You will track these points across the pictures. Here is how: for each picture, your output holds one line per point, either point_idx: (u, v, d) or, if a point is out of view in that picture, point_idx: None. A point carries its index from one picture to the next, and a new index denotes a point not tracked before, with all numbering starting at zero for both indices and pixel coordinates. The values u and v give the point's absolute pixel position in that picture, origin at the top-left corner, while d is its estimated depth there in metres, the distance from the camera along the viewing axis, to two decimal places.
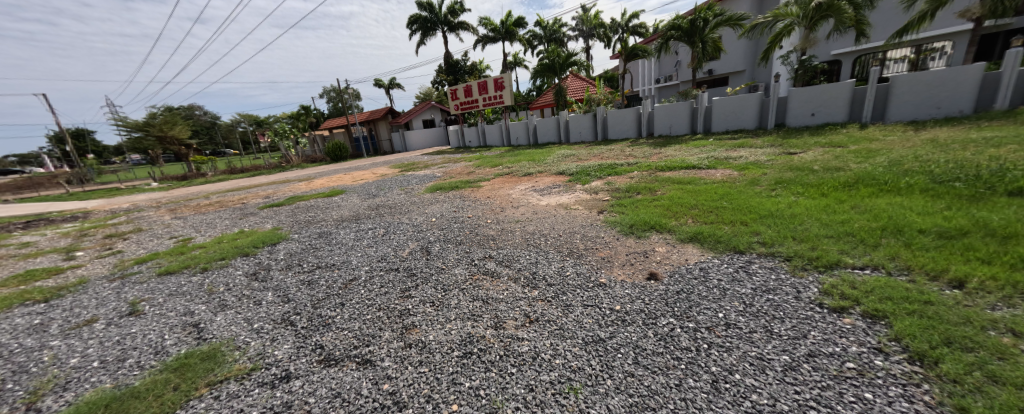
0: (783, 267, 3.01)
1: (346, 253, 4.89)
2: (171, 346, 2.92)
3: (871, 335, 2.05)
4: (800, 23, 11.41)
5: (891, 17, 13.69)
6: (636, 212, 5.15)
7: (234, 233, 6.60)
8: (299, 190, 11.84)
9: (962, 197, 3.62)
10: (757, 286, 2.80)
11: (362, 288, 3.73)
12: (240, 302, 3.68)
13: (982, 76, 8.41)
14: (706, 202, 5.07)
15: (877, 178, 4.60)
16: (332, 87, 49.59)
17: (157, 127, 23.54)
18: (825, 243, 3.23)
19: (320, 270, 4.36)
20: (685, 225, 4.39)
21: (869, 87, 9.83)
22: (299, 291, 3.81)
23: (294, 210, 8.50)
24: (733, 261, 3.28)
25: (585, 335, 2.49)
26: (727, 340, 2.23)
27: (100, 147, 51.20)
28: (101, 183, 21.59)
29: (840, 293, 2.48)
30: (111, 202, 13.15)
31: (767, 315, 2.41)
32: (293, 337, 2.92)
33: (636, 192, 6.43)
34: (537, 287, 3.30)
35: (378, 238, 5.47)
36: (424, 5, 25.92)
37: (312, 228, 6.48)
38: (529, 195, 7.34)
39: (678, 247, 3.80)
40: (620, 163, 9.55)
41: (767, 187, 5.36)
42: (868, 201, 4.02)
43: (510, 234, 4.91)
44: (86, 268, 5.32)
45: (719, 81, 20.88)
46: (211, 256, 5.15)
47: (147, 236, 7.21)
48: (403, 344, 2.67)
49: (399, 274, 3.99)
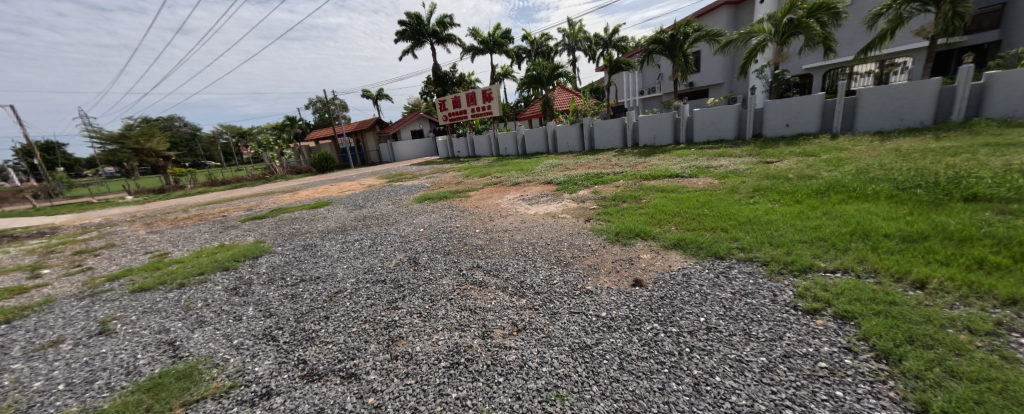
0: (761, 272, 3.11)
1: (331, 265, 4.82)
2: (144, 365, 2.82)
3: (841, 335, 2.14)
4: (773, 39, 11.88)
5: (856, 35, 14.50)
6: (621, 220, 5.26)
7: (213, 247, 6.42)
8: (284, 202, 11.61)
9: (924, 203, 3.83)
10: (737, 290, 2.89)
11: (347, 301, 3.68)
12: (218, 318, 3.57)
13: (939, 90, 8.96)
14: (689, 209, 5.23)
15: (847, 185, 4.82)
16: (317, 98, 49.05)
17: (134, 138, 22.88)
18: (799, 248, 3.36)
19: (304, 284, 4.27)
20: (669, 232, 4.51)
21: (838, 99, 10.35)
22: (282, 305, 3.72)
23: (278, 222, 8.35)
24: (714, 267, 3.39)
25: (572, 342, 2.52)
26: (709, 343, 2.29)
27: (71, 160, 49.16)
28: (71, 198, 20.75)
29: (813, 296, 2.58)
30: (81, 217, 12.64)
31: (746, 318, 2.49)
32: (275, 353, 2.85)
33: (622, 200, 6.58)
34: (525, 296, 3.33)
35: (365, 249, 5.41)
36: (412, 18, 26.15)
37: (297, 241, 6.36)
38: (517, 204, 7.40)
39: (662, 254, 3.90)
40: (606, 172, 9.70)
41: (746, 194, 5.57)
42: (839, 207, 4.21)
43: (498, 244, 4.93)
44: (53, 287, 5.08)
45: (699, 94, 21.62)
46: (188, 271, 4.99)
47: (120, 251, 6.95)
48: (389, 356, 2.64)
49: (386, 286, 3.96)
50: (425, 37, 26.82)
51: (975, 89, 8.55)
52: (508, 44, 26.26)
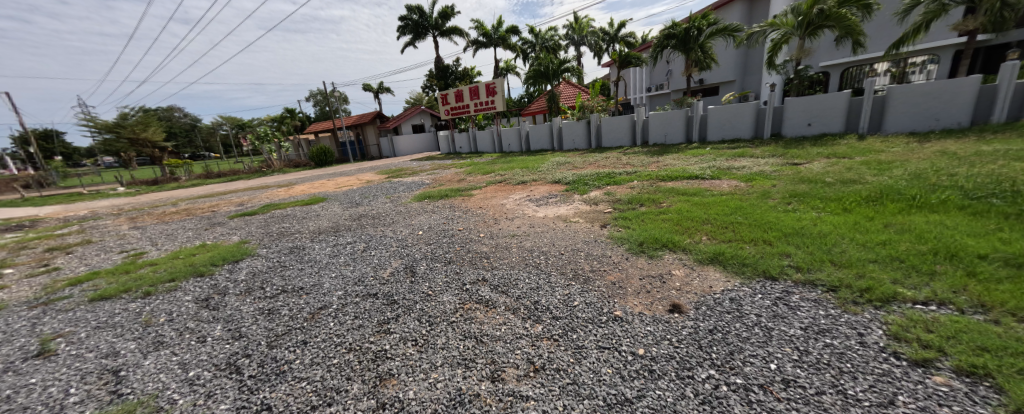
0: (831, 301, 2.56)
1: (317, 274, 4.27)
2: (73, 406, 2.28)
3: (981, 405, 1.58)
4: (796, 33, 11.26)
5: (887, 28, 13.77)
6: (643, 227, 4.71)
7: (194, 247, 5.89)
8: (277, 197, 11.09)
9: (1009, 216, 3.25)
10: (807, 325, 2.33)
11: (331, 321, 3.14)
12: (179, 339, 3.04)
13: (978, 89, 8.37)
14: (719, 216, 4.70)
15: (903, 192, 4.25)
16: (319, 90, 48.64)
17: (129, 128, 22.36)
18: (871, 269, 2.80)
19: (284, 296, 3.73)
20: (701, 243, 3.98)
21: (866, 98, 9.74)
22: (255, 324, 3.17)
23: (268, 219, 7.81)
24: (768, 290, 2.85)
25: (607, 395, 1.98)
26: (793, 406, 1.73)
27: (70, 149, 48.80)
28: (63, 188, 20.20)
29: (916, 339, 2.02)
30: (68, 209, 12.10)
31: (832, 368, 1.92)
32: (236, 393, 2.30)
33: (639, 203, 6.03)
34: (540, 321, 2.80)
35: (357, 254, 4.88)
36: (415, 10, 25.50)
37: (284, 242, 5.83)
38: (524, 205, 6.85)
39: (698, 270, 3.38)
40: (618, 171, 9.14)
41: (781, 200, 5.01)
42: (901, 218, 3.66)
43: (506, 252, 4.41)
44: (8, 291, 4.54)
45: (710, 90, 20.98)
46: (158, 277, 4.45)
47: (94, 249, 6.43)
48: (375, 403, 2.10)
49: (377, 301, 3.44)
50: (427, 29, 26.16)
51: (1018, 88, 7.94)
52: (512, 38, 25.54)
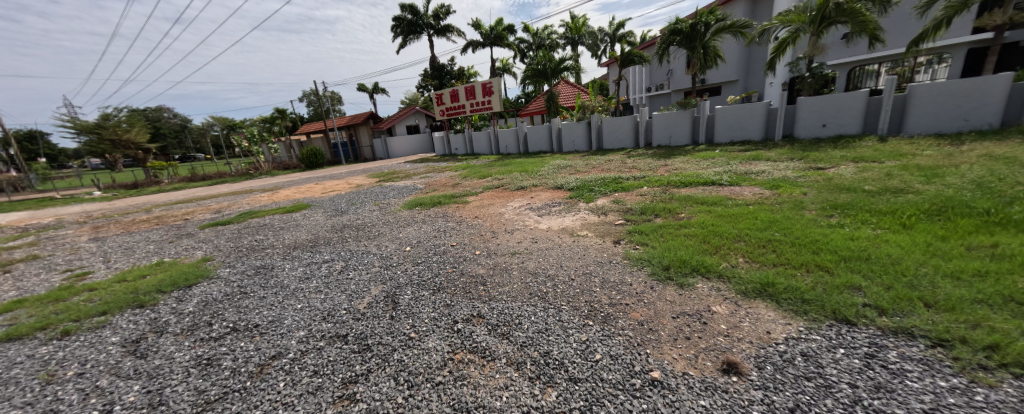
0: (948, 363, 1.90)
1: (279, 305, 3.56)
2: None
3: None
4: (808, 29, 10.69)
5: (904, 24, 13.18)
6: (666, 245, 4.03)
7: (148, 266, 5.15)
8: (258, 203, 10.31)
9: None
10: (935, 408, 1.65)
11: (281, 379, 2.42)
12: (79, 406, 2.32)
13: (1009, 88, 7.82)
14: (753, 232, 4.04)
15: (972, 205, 3.62)
16: (313, 91, 47.83)
17: (110, 129, 21.41)
18: (985, 314, 2.14)
19: (231, 338, 3.01)
20: (740, 268, 3.31)
21: (886, 97, 9.15)
22: (183, 384, 2.45)
23: (241, 230, 7.05)
24: (849, 342, 2.19)
25: None
26: None
27: (54, 150, 47.43)
28: (38, 192, 19.22)
29: None
30: (33, 216, 11.24)
31: None
32: None
33: (654, 214, 5.36)
34: (554, 386, 2.12)
35: (332, 277, 4.16)
36: (409, 8, 24.76)
37: (251, 260, 5.10)
38: (525, 215, 6.17)
39: (746, 307, 2.71)
40: (624, 176, 8.49)
41: (820, 212, 4.36)
42: (987, 239, 3.01)
43: (506, 275, 3.72)
44: None
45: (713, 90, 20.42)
46: (88, 308, 3.71)
47: (37, 267, 5.65)
48: None
49: (346, 347, 2.74)
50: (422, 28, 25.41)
51: None
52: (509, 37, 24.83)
